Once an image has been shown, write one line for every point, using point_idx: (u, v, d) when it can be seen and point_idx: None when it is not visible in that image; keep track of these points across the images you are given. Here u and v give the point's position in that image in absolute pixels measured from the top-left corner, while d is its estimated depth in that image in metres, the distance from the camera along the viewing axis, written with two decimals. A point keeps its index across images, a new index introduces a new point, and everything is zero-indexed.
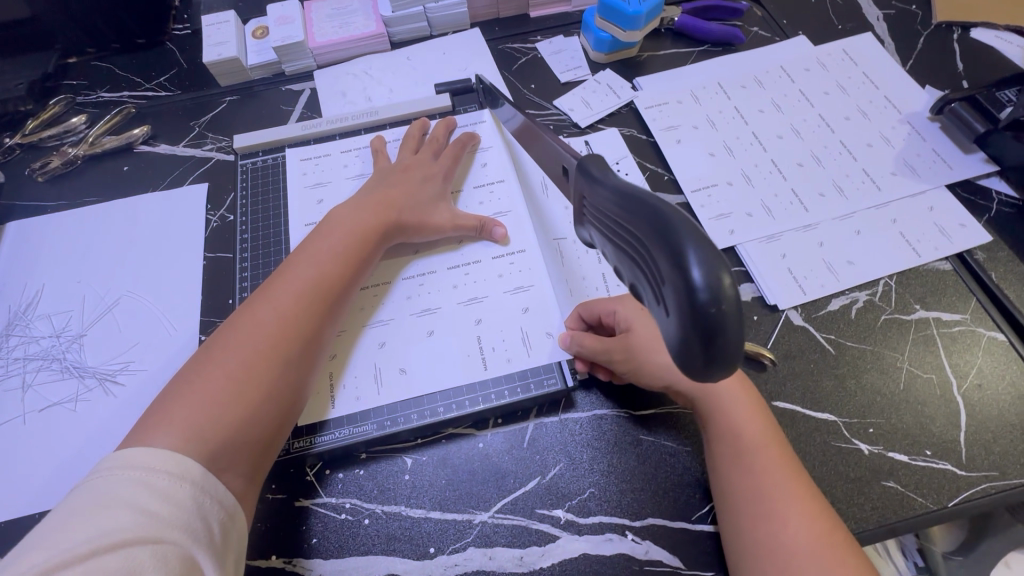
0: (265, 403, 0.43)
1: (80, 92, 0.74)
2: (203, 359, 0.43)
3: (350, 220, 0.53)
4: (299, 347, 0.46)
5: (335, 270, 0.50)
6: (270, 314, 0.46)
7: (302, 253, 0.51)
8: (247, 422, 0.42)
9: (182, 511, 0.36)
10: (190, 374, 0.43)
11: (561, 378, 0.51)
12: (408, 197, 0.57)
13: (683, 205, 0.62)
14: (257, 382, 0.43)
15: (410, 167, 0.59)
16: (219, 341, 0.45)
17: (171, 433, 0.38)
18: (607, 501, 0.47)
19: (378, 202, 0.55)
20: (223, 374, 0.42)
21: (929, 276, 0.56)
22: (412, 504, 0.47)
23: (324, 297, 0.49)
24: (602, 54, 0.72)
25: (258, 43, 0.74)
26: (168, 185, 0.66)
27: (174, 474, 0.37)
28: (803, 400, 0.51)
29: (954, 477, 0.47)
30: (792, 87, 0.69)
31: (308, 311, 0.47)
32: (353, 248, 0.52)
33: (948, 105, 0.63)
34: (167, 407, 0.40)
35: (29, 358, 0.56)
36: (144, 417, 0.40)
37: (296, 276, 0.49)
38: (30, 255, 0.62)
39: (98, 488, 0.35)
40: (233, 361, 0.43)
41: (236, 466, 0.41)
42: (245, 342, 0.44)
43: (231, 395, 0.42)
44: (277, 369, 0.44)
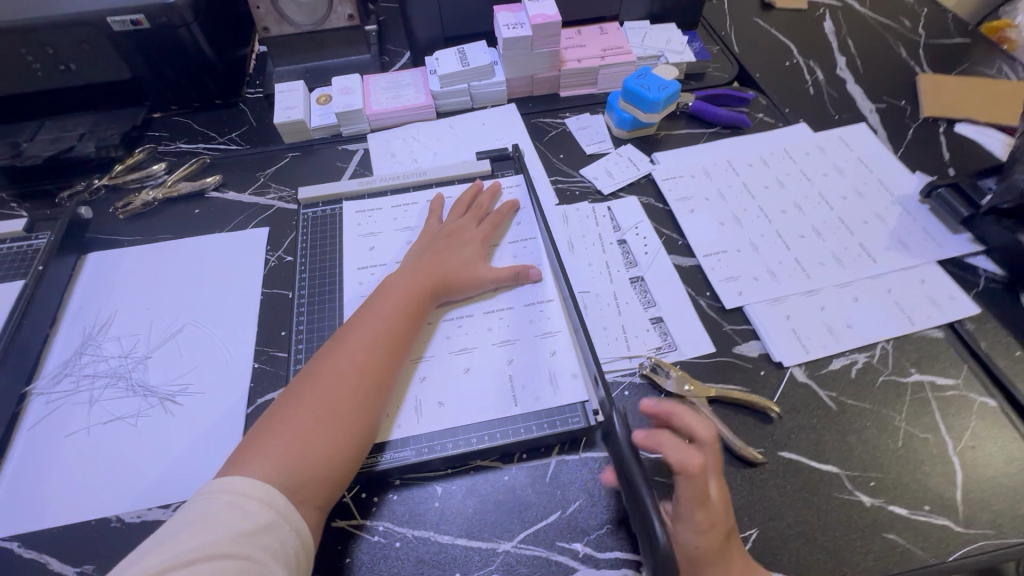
0: (344, 444, 0.48)
1: (162, 143, 0.84)
2: (290, 403, 0.50)
3: (413, 280, 0.60)
4: (372, 392, 0.52)
5: (397, 323, 0.56)
6: (348, 362, 0.52)
7: (370, 309, 0.58)
8: (330, 458, 0.47)
9: (265, 535, 0.41)
10: (280, 414, 0.49)
11: (584, 417, 0.55)
12: (457, 258, 0.64)
13: (696, 267, 0.68)
14: (337, 425, 0.49)
15: (455, 231, 0.67)
16: (304, 386, 0.51)
17: (265, 467, 0.45)
18: (624, 537, 0.50)
19: (430, 264, 0.62)
20: (309, 417, 0.48)
21: (923, 342, 0.61)
22: (440, 530, 0.51)
23: (391, 348, 0.55)
24: (624, 131, 0.82)
25: (322, 109, 0.84)
26: (233, 227, 0.74)
27: (263, 500, 0.43)
28: (808, 451, 0.54)
29: (952, 533, 0.50)
30: (794, 167, 0.77)
31: (379, 360, 0.53)
32: (412, 305, 0.58)
33: (936, 189, 0.71)
34: (259, 442, 0.47)
35: (98, 375, 0.61)
36: (240, 451, 0.47)
37: (370, 329, 0.55)
38: (106, 283, 0.69)
39: (200, 507, 0.41)
40: (318, 405, 0.49)
41: (315, 499, 0.46)
42: (328, 388, 0.50)
43: (318, 435, 0.47)
44: (355, 411, 0.50)
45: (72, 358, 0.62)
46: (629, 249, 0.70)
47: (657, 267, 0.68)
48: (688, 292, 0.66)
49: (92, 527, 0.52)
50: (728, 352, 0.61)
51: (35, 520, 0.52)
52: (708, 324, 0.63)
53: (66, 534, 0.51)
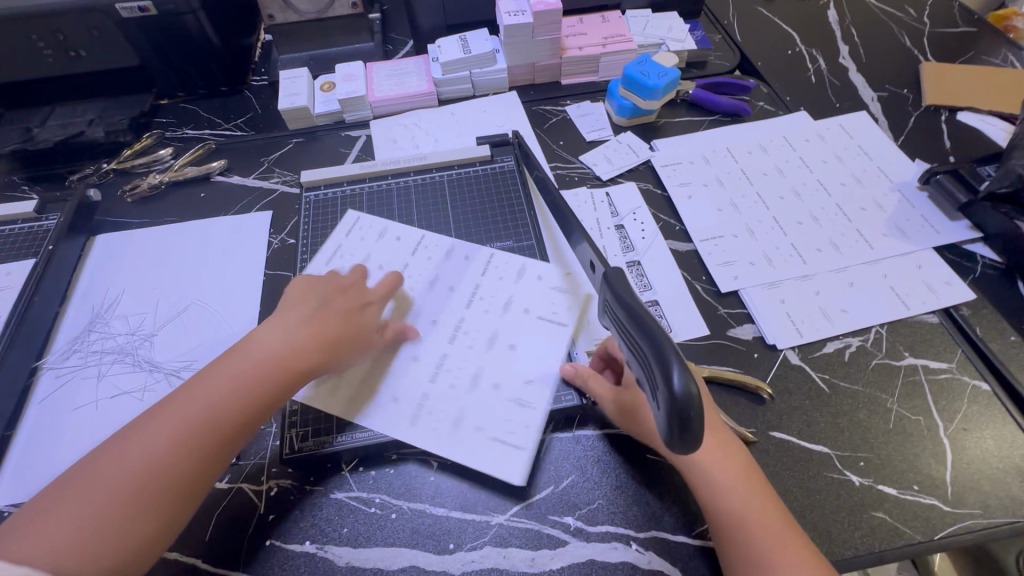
0: (135, 539, 0.42)
1: (169, 129, 0.86)
2: (87, 477, 0.43)
3: (273, 348, 0.51)
4: (184, 486, 0.44)
5: (242, 404, 0.48)
6: (161, 442, 0.45)
7: (213, 374, 0.49)
8: (112, 557, 0.41)
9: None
10: (70, 490, 0.43)
11: (576, 395, 0.57)
12: (338, 320, 0.55)
13: (692, 252, 0.69)
14: (130, 514, 0.42)
15: (350, 288, 0.59)
16: (109, 459, 0.44)
17: (34, 550, 0.39)
18: (615, 512, 0.51)
19: (318, 330, 0.53)
20: (97, 502, 0.42)
21: (917, 327, 0.61)
22: (435, 503, 0.52)
23: (225, 435, 0.47)
24: (624, 119, 0.82)
25: (325, 95, 0.85)
26: (238, 210, 0.76)
27: (66, 567, 0.39)
28: (799, 432, 0.55)
29: (939, 512, 0.50)
30: (793, 155, 0.77)
31: (202, 447, 0.46)
32: (269, 384, 0.49)
33: (935, 176, 0.71)
34: (43, 518, 0.41)
35: (105, 351, 0.63)
36: (27, 521, 0.41)
37: (203, 404, 0.47)
38: (114, 263, 0.70)
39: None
40: (111, 490, 0.42)
41: None
42: (129, 471, 0.43)
43: (98, 529, 0.41)
44: (157, 506, 0.43)
45: (81, 335, 0.64)
46: (626, 235, 0.70)
47: (654, 251, 0.69)
48: (684, 277, 0.66)
49: None
50: (722, 335, 0.62)
51: (45, 488, 0.54)
52: (703, 308, 0.64)
53: None
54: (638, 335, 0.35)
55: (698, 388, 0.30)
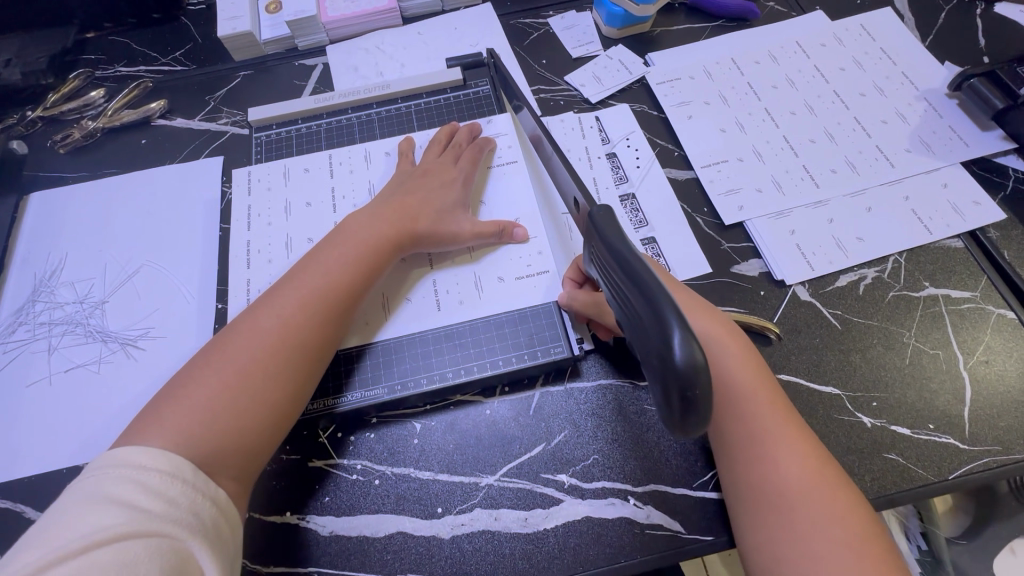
0: (265, 410, 0.44)
1: (98, 67, 0.75)
2: (201, 364, 0.45)
3: (363, 228, 0.53)
4: (297, 355, 0.46)
5: (341, 279, 0.50)
6: (273, 322, 0.47)
7: (316, 258, 0.51)
8: (252, 426, 0.43)
9: (173, 507, 0.37)
10: (188, 381, 0.44)
11: (567, 346, 0.52)
12: (423, 204, 0.56)
13: (692, 180, 0.62)
14: (254, 388, 0.44)
15: (430, 171, 0.59)
16: (221, 344, 0.46)
17: (166, 436, 0.40)
18: (611, 467, 0.48)
19: (399, 211, 0.55)
20: (219, 383, 0.43)
21: (940, 253, 0.56)
22: (420, 467, 0.49)
23: (330, 306, 0.49)
24: (615, 30, 0.72)
25: (272, 18, 0.74)
26: (184, 158, 0.68)
27: (166, 471, 0.38)
28: (808, 374, 0.51)
29: (956, 451, 0.47)
30: (807, 63, 0.68)
31: (310, 320, 0.48)
32: (365, 258, 0.52)
33: (968, 80, 0.62)
34: (166, 408, 0.42)
35: (54, 322, 0.58)
36: (144, 416, 0.42)
37: (304, 284, 0.49)
38: (53, 225, 0.64)
39: (92, 486, 0.36)
40: (229, 368, 0.44)
41: (228, 470, 0.42)
42: (246, 347, 0.45)
43: (226, 402, 0.43)
44: (284, 374, 0.45)
45: (25, 306, 0.59)
46: (618, 163, 0.63)
47: (650, 181, 0.62)
48: (683, 209, 0.60)
49: (64, 475, 0.50)
50: (725, 273, 0.56)
51: (5, 471, 0.51)
52: (704, 244, 0.58)
53: (40, 482, 0.50)
54: (632, 292, 0.31)
55: (705, 360, 0.26)
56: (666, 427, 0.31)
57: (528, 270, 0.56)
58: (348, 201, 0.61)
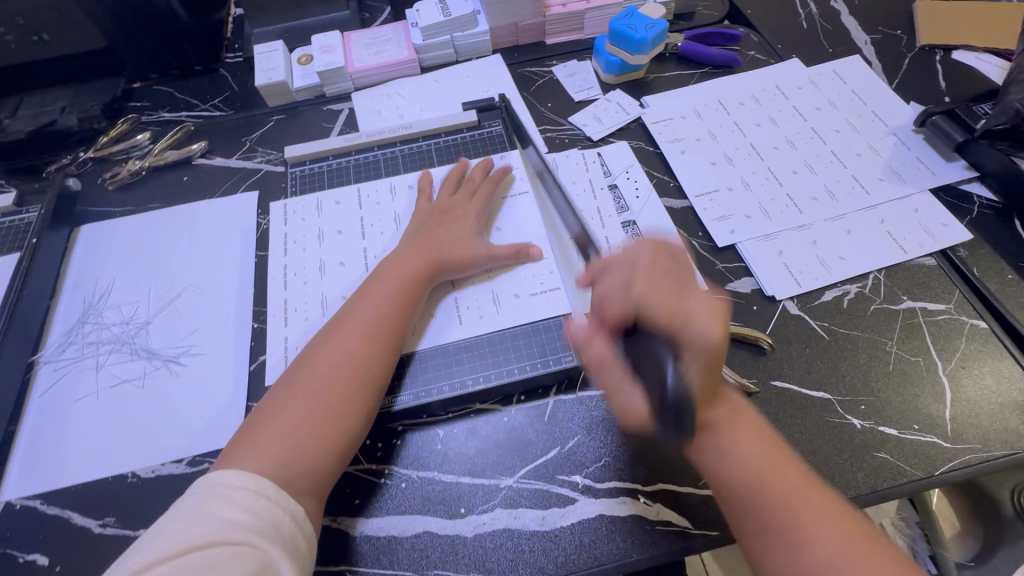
0: (338, 433, 0.49)
1: (145, 113, 0.83)
2: (281, 397, 0.50)
3: (402, 262, 0.59)
4: (365, 382, 0.51)
5: (391, 309, 0.55)
6: (339, 352, 0.52)
7: (366, 293, 0.57)
8: (329, 448, 0.48)
9: (259, 521, 0.42)
10: (270, 410, 0.49)
11: (577, 355, 0.57)
12: (447, 235, 0.62)
13: (687, 208, 0.68)
14: (327, 415, 0.49)
15: (447, 209, 0.65)
16: (295, 378, 0.51)
17: (258, 461, 0.46)
18: (621, 468, 0.52)
19: (427, 244, 0.61)
20: (300, 414, 0.48)
21: (915, 270, 0.61)
22: (443, 470, 0.53)
23: (384, 334, 0.54)
24: (612, 76, 0.80)
25: (303, 69, 0.82)
26: (222, 193, 0.74)
27: (252, 489, 0.43)
28: (800, 380, 0.55)
29: (941, 449, 0.51)
30: (786, 104, 0.76)
31: (371, 348, 0.53)
32: (407, 287, 0.57)
33: (930, 117, 0.69)
34: (254, 436, 0.47)
35: (102, 341, 0.62)
36: (235, 444, 0.48)
37: (360, 316, 0.55)
38: (101, 254, 0.69)
39: (190, 502, 0.42)
40: (309, 398, 0.49)
41: (310, 488, 0.46)
42: (320, 378, 0.50)
43: (310, 428, 0.48)
44: (350, 399, 0.50)
45: (75, 327, 0.64)
46: (620, 194, 0.69)
47: (648, 209, 0.68)
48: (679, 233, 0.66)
49: (110, 482, 0.54)
50: (720, 290, 0.62)
51: (56, 479, 0.54)
52: (700, 265, 0.63)
53: (87, 489, 0.54)
54: None
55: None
56: None
57: (540, 287, 0.61)
58: (375, 229, 0.67)
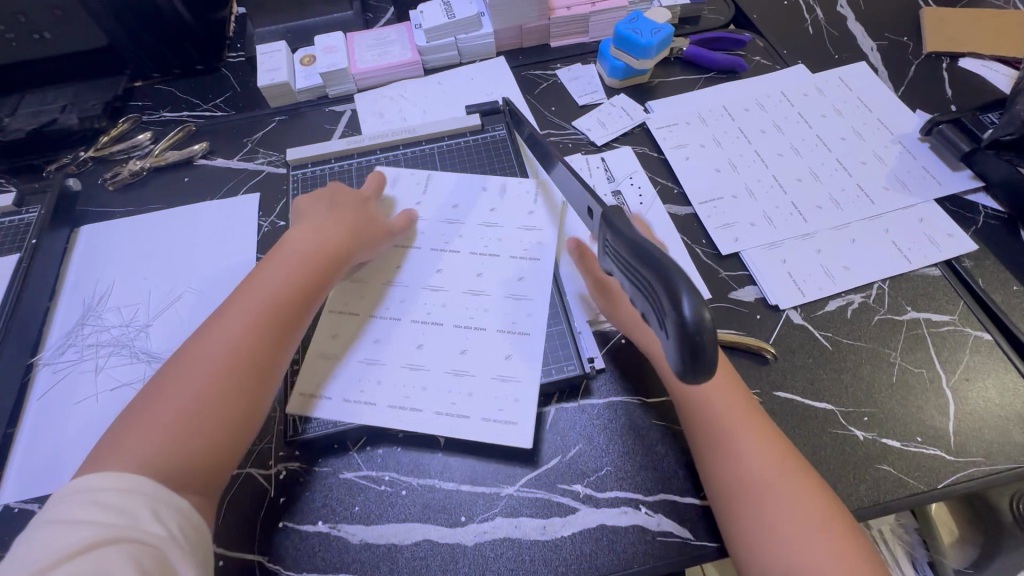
0: (222, 427, 0.47)
1: (146, 112, 0.82)
2: (155, 394, 0.47)
3: (301, 249, 0.57)
4: (252, 374, 0.50)
5: (283, 297, 0.54)
6: (220, 344, 0.50)
7: (260, 281, 0.55)
8: (216, 441, 0.46)
9: (135, 520, 0.40)
10: (143, 409, 0.46)
11: (579, 364, 0.57)
12: (352, 228, 0.61)
13: (691, 215, 0.67)
14: (213, 408, 0.47)
15: (337, 201, 0.64)
16: (170, 373, 0.48)
17: (131, 460, 0.43)
18: (623, 477, 0.52)
19: (327, 231, 0.60)
20: (178, 410, 0.46)
21: (919, 281, 0.61)
22: (444, 478, 0.52)
23: (277, 324, 0.52)
24: (617, 80, 0.80)
25: (306, 70, 0.82)
26: (223, 195, 0.74)
27: (124, 489, 0.41)
28: (803, 391, 0.55)
29: (944, 462, 0.51)
30: (791, 110, 0.75)
31: (261, 339, 0.51)
32: (308, 275, 0.56)
33: (937, 126, 0.69)
34: (128, 436, 0.44)
35: (101, 344, 0.62)
36: (102, 446, 0.45)
37: (248, 304, 0.53)
38: (101, 255, 0.69)
39: (55, 512, 0.40)
40: (188, 394, 0.47)
41: (194, 484, 0.45)
42: (201, 372, 0.48)
43: (188, 423, 0.46)
44: (235, 390, 0.48)
45: (74, 329, 0.63)
46: (623, 201, 0.69)
47: (652, 216, 0.67)
48: (683, 240, 0.65)
49: None
50: (724, 298, 0.61)
51: (54, 483, 0.54)
52: (704, 273, 0.63)
53: None
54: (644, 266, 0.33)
55: (710, 319, 0.29)
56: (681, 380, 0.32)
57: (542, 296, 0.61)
58: None
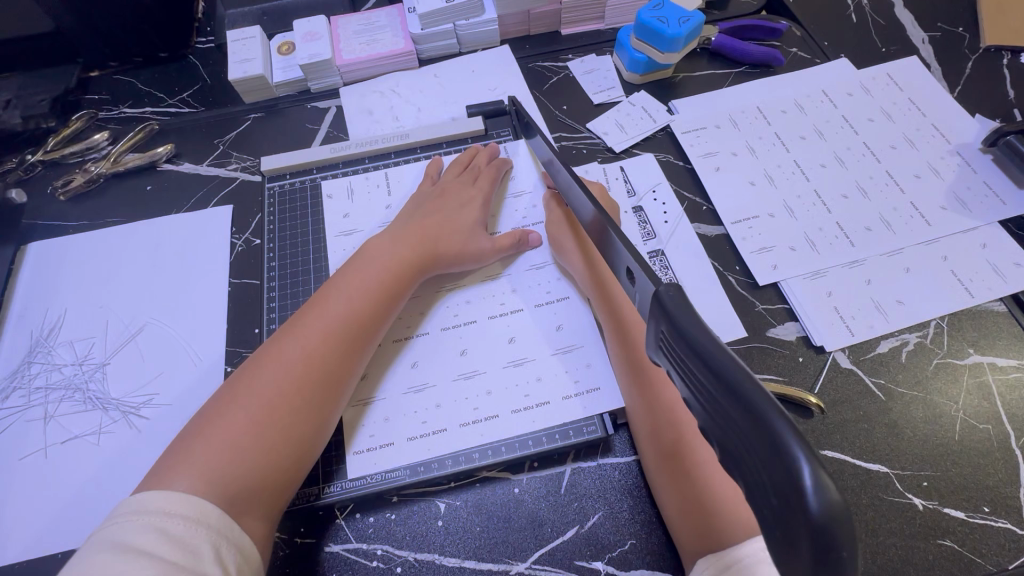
0: (287, 447, 0.43)
1: (102, 107, 0.73)
2: (225, 403, 0.44)
3: (386, 250, 0.53)
4: (322, 386, 0.46)
5: (364, 305, 0.50)
6: (296, 352, 0.46)
7: (337, 284, 0.51)
8: (283, 457, 0.43)
9: (197, 557, 0.36)
10: (209, 420, 0.43)
11: (601, 426, 0.49)
12: (444, 225, 0.56)
13: (722, 236, 0.60)
14: (280, 425, 0.43)
15: (447, 192, 0.59)
16: (240, 380, 0.45)
17: (192, 479, 0.39)
18: (650, 554, 0.45)
19: (419, 231, 0.55)
20: (246, 423, 0.42)
21: (982, 318, 0.54)
22: (445, 552, 0.46)
23: (353, 335, 0.48)
24: (637, 75, 0.70)
25: (284, 60, 0.72)
26: (191, 207, 0.65)
27: (191, 518, 0.38)
28: (853, 450, 0.48)
29: (1015, 537, 0.45)
30: (834, 112, 0.67)
31: (333, 349, 0.47)
32: (389, 279, 0.52)
33: (1003, 137, 0.61)
34: (191, 447, 0.41)
35: (51, 387, 0.54)
36: (168, 455, 0.41)
37: (325, 311, 0.49)
38: (51, 279, 0.60)
39: (116, 535, 0.36)
40: (255, 404, 0.43)
41: (255, 509, 0.41)
42: (267, 383, 0.44)
43: (250, 440, 0.42)
44: (309, 405, 0.45)
45: (20, 368, 0.55)
46: (646, 218, 0.61)
47: (679, 237, 0.59)
48: (714, 267, 0.58)
49: (58, 560, 0.46)
50: (761, 337, 0.54)
51: None
52: (738, 305, 0.56)
53: (30, 569, 0.46)
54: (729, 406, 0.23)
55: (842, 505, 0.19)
56: None
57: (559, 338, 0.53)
58: None
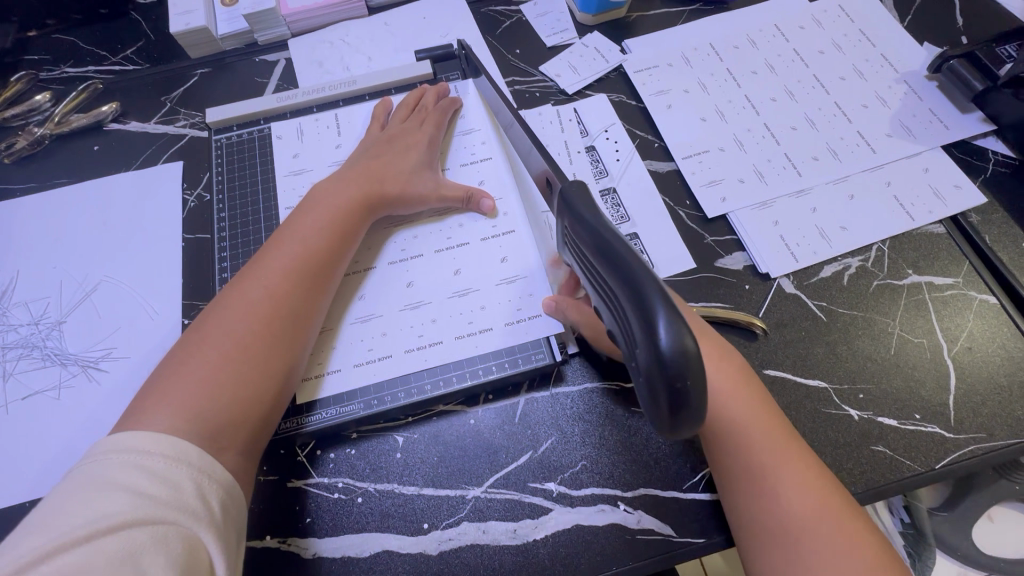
0: (263, 380, 0.44)
1: (43, 68, 0.70)
2: (195, 344, 0.44)
3: (335, 192, 0.53)
4: (291, 322, 0.47)
5: (323, 244, 0.50)
6: (260, 292, 0.47)
7: (292, 226, 0.51)
8: (262, 390, 0.44)
9: (178, 493, 0.36)
10: (181, 361, 0.43)
11: (549, 353, 0.51)
12: (391, 166, 0.56)
13: (673, 172, 0.60)
14: (254, 360, 0.44)
15: (394, 136, 0.58)
16: (206, 323, 0.45)
17: (169, 416, 0.39)
18: (600, 473, 0.47)
19: (366, 173, 0.55)
20: (220, 359, 0.43)
21: (922, 240, 0.55)
22: (404, 482, 0.47)
23: (315, 273, 0.49)
24: (590, 16, 0.69)
25: (228, 12, 0.70)
26: (141, 165, 0.64)
27: (171, 455, 0.38)
28: (794, 368, 0.50)
29: (943, 440, 0.47)
30: (786, 46, 0.67)
31: (298, 286, 0.48)
32: (341, 219, 0.52)
33: (947, 62, 0.61)
34: (165, 387, 0.41)
35: (8, 346, 0.54)
36: (140, 398, 0.41)
37: (284, 252, 0.49)
38: (1, 241, 0.60)
39: (95, 472, 0.36)
40: (226, 342, 0.44)
41: (237, 444, 0.42)
42: (236, 321, 0.45)
43: (227, 375, 0.42)
44: (279, 340, 0.46)
45: None
46: (598, 157, 0.61)
47: (630, 175, 0.60)
48: (665, 202, 0.58)
49: (25, 507, 0.48)
50: (709, 267, 0.55)
51: None
52: (687, 238, 0.57)
53: None
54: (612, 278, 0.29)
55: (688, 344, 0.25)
56: (655, 422, 0.30)
57: (508, 274, 0.54)
58: None
